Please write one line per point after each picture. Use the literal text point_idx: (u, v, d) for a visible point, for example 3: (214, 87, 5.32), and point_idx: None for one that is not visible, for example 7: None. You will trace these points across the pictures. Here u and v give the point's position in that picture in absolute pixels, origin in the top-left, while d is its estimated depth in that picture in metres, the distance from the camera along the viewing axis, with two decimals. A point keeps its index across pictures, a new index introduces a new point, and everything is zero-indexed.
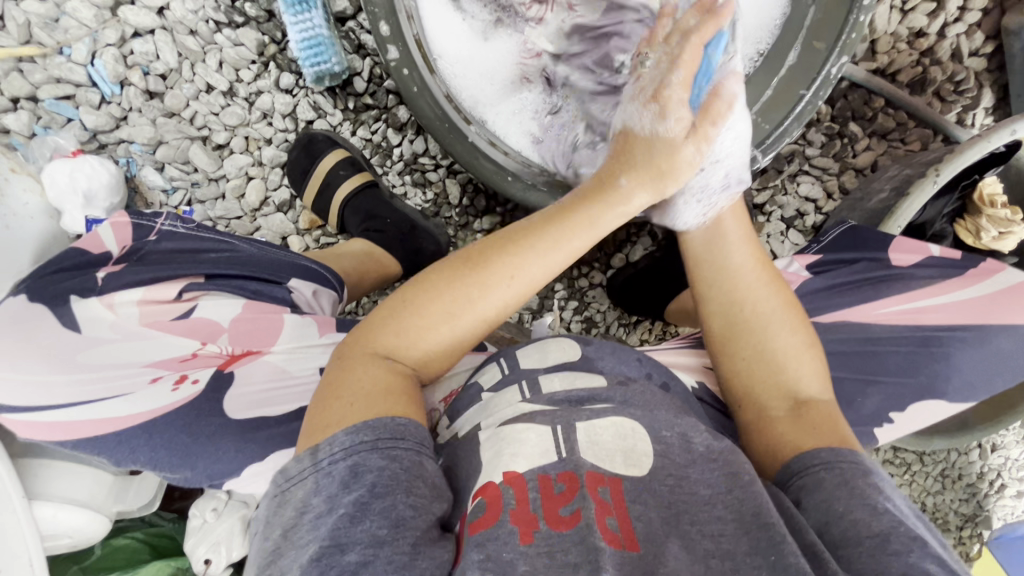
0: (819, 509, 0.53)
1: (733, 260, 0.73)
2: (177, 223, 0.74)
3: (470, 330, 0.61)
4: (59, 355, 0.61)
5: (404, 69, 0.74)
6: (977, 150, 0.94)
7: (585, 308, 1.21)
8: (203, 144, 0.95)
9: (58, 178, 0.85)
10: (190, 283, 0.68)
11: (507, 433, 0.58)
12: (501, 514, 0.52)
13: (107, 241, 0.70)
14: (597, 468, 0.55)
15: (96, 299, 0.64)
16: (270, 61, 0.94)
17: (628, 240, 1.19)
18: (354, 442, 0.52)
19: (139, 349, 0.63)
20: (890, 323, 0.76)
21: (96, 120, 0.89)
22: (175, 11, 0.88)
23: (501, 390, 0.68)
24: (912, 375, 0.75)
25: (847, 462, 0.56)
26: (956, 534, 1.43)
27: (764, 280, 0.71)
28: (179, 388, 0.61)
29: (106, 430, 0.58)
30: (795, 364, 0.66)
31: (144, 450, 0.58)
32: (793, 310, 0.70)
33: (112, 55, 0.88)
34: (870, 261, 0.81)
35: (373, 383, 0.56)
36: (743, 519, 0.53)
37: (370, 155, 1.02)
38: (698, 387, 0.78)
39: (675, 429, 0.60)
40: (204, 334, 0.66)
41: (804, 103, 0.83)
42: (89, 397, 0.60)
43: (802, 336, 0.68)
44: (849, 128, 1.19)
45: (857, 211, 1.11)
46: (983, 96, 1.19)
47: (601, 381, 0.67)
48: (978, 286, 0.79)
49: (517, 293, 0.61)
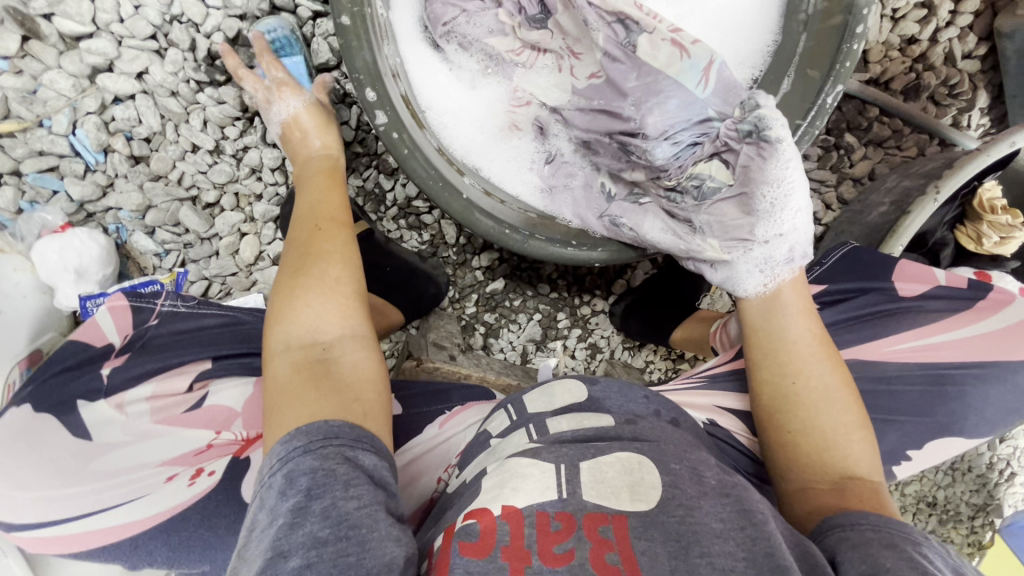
0: (861, 562, 0.52)
1: (793, 333, 0.72)
2: (176, 302, 0.73)
3: (333, 270, 0.65)
4: (64, 464, 0.59)
5: (394, 133, 0.71)
6: (976, 164, 0.93)
7: (589, 335, 1.20)
8: (193, 204, 0.94)
9: (47, 257, 0.83)
10: (199, 373, 0.68)
11: (512, 466, 0.57)
12: (492, 549, 0.51)
13: (106, 330, 0.68)
14: (600, 508, 0.55)
15: (103, 400, 0.64)
16: (255, 117, 0.92)
17: (628, 266, 1.18)
18: (289, 449, 0.50)
19: (150, 449, 0.62)
20: (899, 360, 0.80)
21: (83, 190, 0.88)
22: (154, 75, 0.86)
23: (507, 435, 0.68)
24: (929, 415, 0.79)
25: (895, 530, 0.55)
26: (968, 524, 1.43)
27: (823, 357, 0.71)
28: (195, 482, 0.60)
29: (120, 537, 0.56)
30: (843, 442, 0.67)
31: (161, 549, 0.56)
32: (849, 388, 0.70)
33: (93, 123, 0.86)
34: (879, 291, 0.84)
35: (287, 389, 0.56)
36: (756, 559, 0.50)
37: (362, 203, 1.02)
38: (708, 423, 0.78)
39: (685, 462, 0.60)
40: (219, 422, 0.65)
41: (801, 133, 0.81)
42: (100, 505, 0.57)
43: (854, 416, 0.69)
44: (845, 139, 1.17)
45: (857, 225, 1.10)
46: (978, 97, 1.17)
47: (608, 421, 0.66)
48: (989, 320, 0.81)
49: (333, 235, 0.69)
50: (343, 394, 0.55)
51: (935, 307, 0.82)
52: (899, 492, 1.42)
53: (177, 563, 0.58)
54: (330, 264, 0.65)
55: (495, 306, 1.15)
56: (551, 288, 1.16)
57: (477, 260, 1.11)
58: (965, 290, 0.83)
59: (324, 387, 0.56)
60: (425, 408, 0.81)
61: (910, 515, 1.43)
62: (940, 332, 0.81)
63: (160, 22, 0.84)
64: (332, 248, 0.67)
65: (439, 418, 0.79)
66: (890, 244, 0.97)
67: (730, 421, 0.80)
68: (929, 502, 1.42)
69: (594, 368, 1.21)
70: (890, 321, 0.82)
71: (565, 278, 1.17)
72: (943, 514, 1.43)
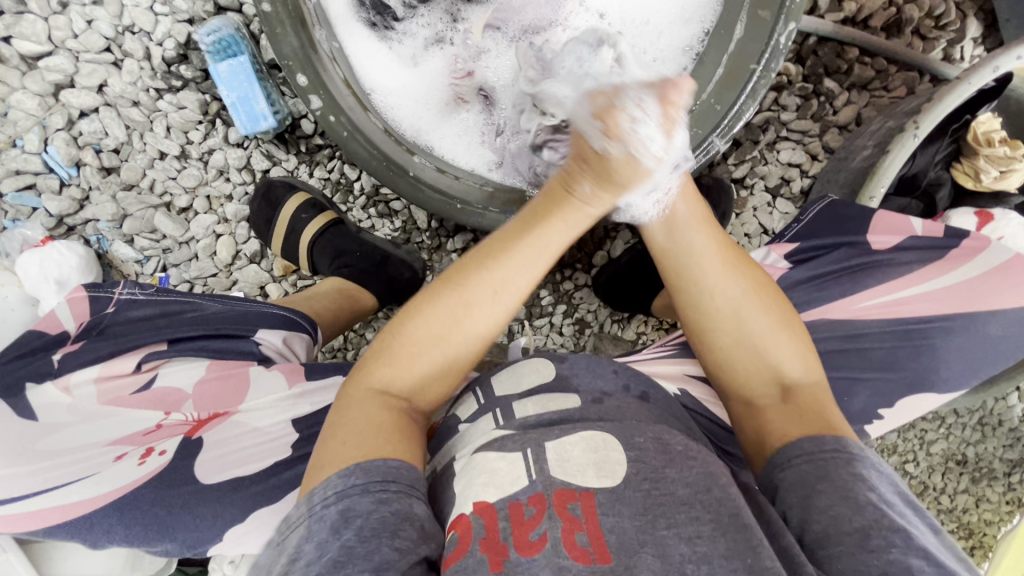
0: (799, 503, 0.53)
1: (694, 247, 0.68)
2: (135, 290, 0.76)
3: (469, 348, 0.58)
4: (14, 446, 0.62)
5: (331, 116, 0.71)
6: (955, 95, 0.88)
7: (574, 311, 1.18)
8: (167, 210, 0.96)
9: (29, 270, 0.88)
10: (148, 355, 0.70)
11: (480, 462, 0.54)
12: (471, 544, 0.48)
13: (63, 318, 0.73)
14: (567, 486, 0.51)
15: (52, 383, 0.68)
16: (216, 118, 0.93)
17: (607, 236, 1.16)
18: (345, 484, 0.49)
19: (98, 429, 0.66)
20: (869, 318, 0.78)
21: (60, 205, 0.92)
22: (114, 86, 0.90)
23: (475, 420, 0.63)
24: (899, 369, 0.76)
25: (828, 452, 0.55)
26: (1005, 481, 1.35)
27: (727, 265, 0.67)
28: (144, 461, 0.63)
29: (77, 513, 0.60)
30: (773, 349, 0.64)
31: (117, 528, 0.59)
32: (765, 291, 0.67)
33: (62, 139, 0.91)
34: (850, 246, 0.83)
35: (369, 424, 0.54)
36: (721, 519, 0.49)
37: (332, 194, 1.01)
38: (680, 393, 0.74)
39: (648, 434, 0.55)
40: (168, 403, 0.68)
41: (757, 78, 0.76)
42: (53, 483, 0.61)
43: (776, 315, 0.66)
44: (825, 84, 1.12)
45: (842, 173, 1.06)
46: (969, 25, 1.10)
47: (574, 401, 0.62)
48: (963, 269, 0.79)
49: (503, 301, 0.58)
50: (413, 445, 0.54)
51: (902, 259, 0.81)
52: (925, 451, 1.34)
53: (137, 543, 0.60)
54: (466, 325, 0.57)
55: None
56: None
57: None
58: (940, 239, 0.80)
59: (404, 436, 0.54)
60: None
61: (939, 475, 1.35)
62: (904, 287, 0.79)
63: (113, 34, 0.88)
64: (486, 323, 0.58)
65: None
66: (872, 186, 0.92)
67: (703, 391, 0.77)
68: (958, 460, 1.34)
69: (584, 343, 1.19)
70: (862, 276, 0.81)
71: None
72: (976, 472, 1.35)
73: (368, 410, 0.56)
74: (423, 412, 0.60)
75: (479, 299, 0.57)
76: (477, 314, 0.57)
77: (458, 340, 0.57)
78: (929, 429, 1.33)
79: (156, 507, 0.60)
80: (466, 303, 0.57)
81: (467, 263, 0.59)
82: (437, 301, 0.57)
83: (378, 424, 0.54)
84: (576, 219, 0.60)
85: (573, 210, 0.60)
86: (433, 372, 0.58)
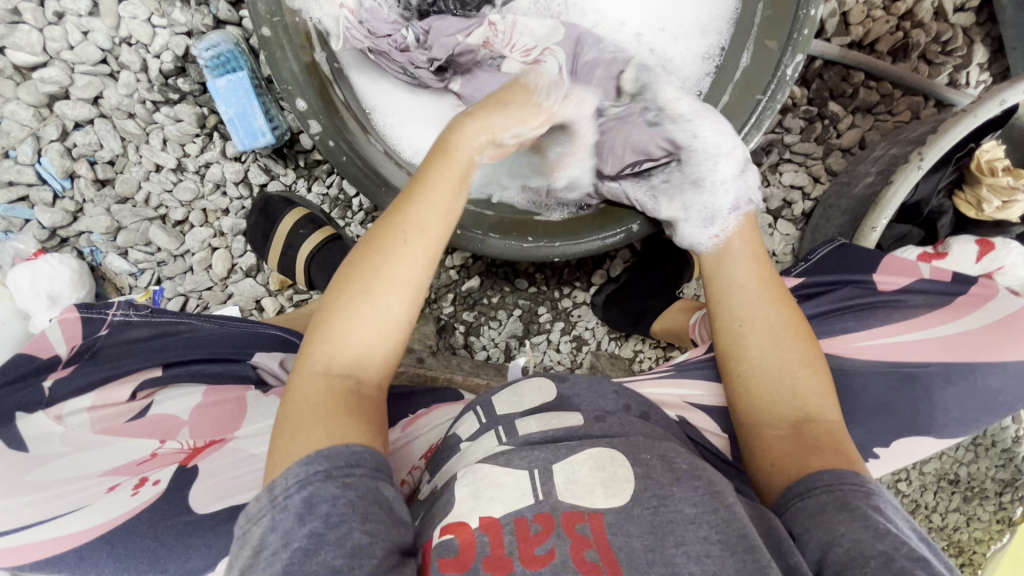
0: (819, 529, 0.51)
1: (738, 280, 0.72)
2: (128, 311, 0.78)
3: (398, 302, 0.57)
4: (6, 478, 0.61)
5: (330, 141, 0.69)
6: (961, 128, 0.87)
7: (573, 328, 1.17)
8: (162, 223, 0.95)
9: (20, 284, 0.87)
10: (144, 381, 0.71)
11: (485, 474, 0.53)
12: (474, 562, 0.47)
13: (56, 340, 0.75)
14: (574, 507, 0.51)
15: (42, 412, 0.67)
16: (213, 132, 0.92)
17: (606, 256, 1.16)
18: (307, 471, 0.47)
19: (91, 460, 0.65)
20: (865, 359, 0.77)
21: (52, 217, 0.91)
22: (110, 98, 0.89)
23: (478, 438, 0.62)
24: (892, 414, 0.76)
25: (850, 486, 0.54)
26: (996, 500, 1.36)
27: (770, 299, 0.69)
28: (139, 490, 0.62)
29: (68, 546, 0.58)
30: (790, 381, 0.64)
31: (106, 560, 0.57)
32: (796, 324, 0.67)
33: (57, 151, 0.89)
34: (854, 285, 0.83)
35: (312, 410, 0.52)
36: (729, 540, 0.48)
37: (330, 210, 0.99)
38: (680, 421, 0.74)
39: (654, 451, 0.55)
40: (162, 432, 0.68)
41: (762, 108, 0.75)
42: (46, 515, 0.60)
43: (805, 355, 0.65)
44: (829, 108, 1.11)
45: (843, 198, 1.05)
46: (975, 52, 1.10)
47: (579, 419, 0.61)
48: (965, 319, 0.78)
49: (416, 259, 0.58)
50: (361, 433, 0.52)
51: (910, 302, 0.80)
52: (918, 470, 1.34)
53: None
54: (393, 306, 0.56)
55: (474, 305, 1.14)
56: (529, 282, 1.14)
57: (450, 258, 1.12)
58: (947, 284, 0.81)
59: (353, 416, 0.53)
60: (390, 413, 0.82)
61: (931, 493, 1.35)
62: (907, 331, 0.78)
63: (110, 45, 0.86)
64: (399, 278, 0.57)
65: (404, 421, 0.80)
66: (873, 217, 0.92)
67: (702, 418, 0.76)
68: (951, 479, 1.34)
69: (581, 360, 1.18)
70: (864, 313, 0.80)
71: (543, 272, 1.15)
72: (967, 491, 1.35)
73: (313, 388, 0.54)
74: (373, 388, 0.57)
75: (408, 259, 0.58)
76: (391, 270, 0.57)
77: (386, 292, 0.56)
78: None
79: (148, 536, 0.58)
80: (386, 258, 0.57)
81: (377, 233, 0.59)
82: (361, 269, 0.57)
83: (325, 404, 0.52)
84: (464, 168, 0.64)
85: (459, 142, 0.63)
86: (370, 337, 0.56)
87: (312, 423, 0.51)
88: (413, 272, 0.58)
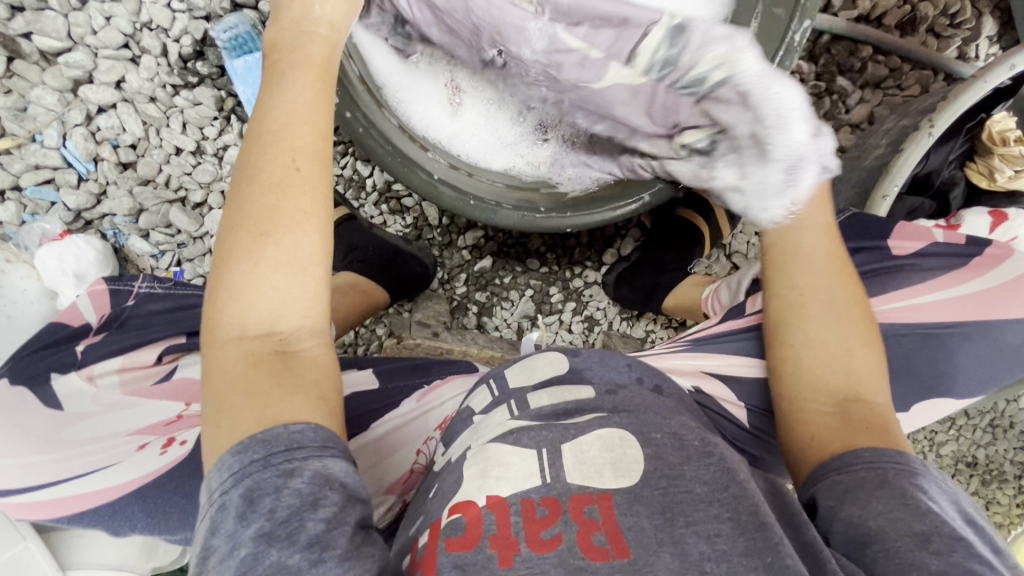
0: (855, 504, 0.51)
1: (806, 244, 0.69)
2: (154, 283, 0.78)
3: (290, 242, 0.49)
4: (41, 434, 0.63)
5: (347, 111, 0.72)
6: (970, 96, 0.88)
7: (585, 308, 1.17)
8: (182, 205, 0.97)
9: (48, 264, 0.91)
10: (168, 346, 0.72)
11: (493, 453, 0.52)
12: (479, 540, 0.46)
13: (85, 310, 0.74)
14: (585, 488, 0.49)
15: (75, 372, 0.68)
16: (231, 115, 0.95)
17: (618, 234, 1.15)
18: (242, 462, 0.43)
19: (121, 419, 0.67)
20: (887, 321, 0.78)
21: (78, 199, 0.94)
22: (131, 82, 0.92)
23: (490, 411, 0.61)
24: (914, 367, 0.78)
25: (889, 464, 0.54)
26: (1016, 483, 1.34)
27: (830, 270, 0.68)
28: (166, 450, 0.64)
29: (109, 498, 0.61)
30: (848, 361, 0.64)
31: (140, 514, 0.61)
32: (857, 306, 0.66)
33: (81, 134, 0.93)
34: (871, 250, 0.83)
35: (234, 383, 0.47)
36: (740, 518, 0.47)
37: (344, 191, 1.03)
38: (694, 390, 0.74)
39: (665, 430, 0.54)
40: (187, 395, 0.70)
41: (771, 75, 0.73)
42: (84, 469, 0.62)
43: (858, 332, 0.65)
44: (838, 83, 1.11)
45: (855, 171, 1.04)
46: (984, 24, 1.09)
47: (589, 393, 0.60)
48: (984, 277, 0.80)
49: (308, 184, 0.51)
50: (308, 396, 0.48)
51: (927, 265, 0.81)
52: (935, 453, 1.31)
53: (158, 531, 0.62)
54: (287, 222, 0.49)
55: (486, 285, 1.13)
56: (541, 262, 1.14)
57: (463, 239, 1.09)
58: (961, 247, 0.82)
59: (282, 384, 0.47)
60: (404, 381, 0.82)
61: (950, 476, 1.33)
62: (923, 293, 0.80)
63: (131, 30, 0.90)
64: (287, 207, 0.49)
65: (417, 393, 0.80)
66: (885, 184, 0.92)
67: (717, 386, 0.76)
68: (969, 462, 1.32)
69: (593, 340, 1.18)
70: (880, 279, 0.81)
71: (555, 252, 1.14)
72: (986, 474, 1.33)
73: (229, 363, 0.48)
74: (305, 342, 0.50)
75: (301, 206, 0.50)
76: (284, 203, 0.49)
77: (285, 228, 0.49)
78: (939, 429, 1.31)
79: (177, 494, 0.62)
80: (270, 190, 0.49)
81: (242, 199, 0.50)
82: (243, 210, 0.49)
83: (250, 381, 0.47)
84: (321, 50, 0.53)
85: (319, 47, 0.54)
86: (271, 290, 0.49)
87: (253, 386, 0.47)
88: (303, 202, 0.50)
